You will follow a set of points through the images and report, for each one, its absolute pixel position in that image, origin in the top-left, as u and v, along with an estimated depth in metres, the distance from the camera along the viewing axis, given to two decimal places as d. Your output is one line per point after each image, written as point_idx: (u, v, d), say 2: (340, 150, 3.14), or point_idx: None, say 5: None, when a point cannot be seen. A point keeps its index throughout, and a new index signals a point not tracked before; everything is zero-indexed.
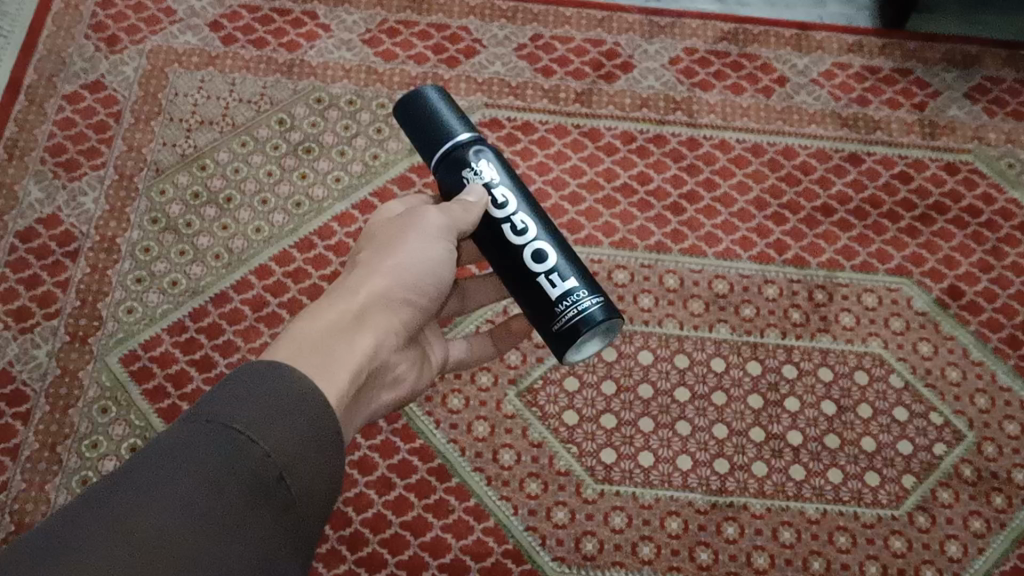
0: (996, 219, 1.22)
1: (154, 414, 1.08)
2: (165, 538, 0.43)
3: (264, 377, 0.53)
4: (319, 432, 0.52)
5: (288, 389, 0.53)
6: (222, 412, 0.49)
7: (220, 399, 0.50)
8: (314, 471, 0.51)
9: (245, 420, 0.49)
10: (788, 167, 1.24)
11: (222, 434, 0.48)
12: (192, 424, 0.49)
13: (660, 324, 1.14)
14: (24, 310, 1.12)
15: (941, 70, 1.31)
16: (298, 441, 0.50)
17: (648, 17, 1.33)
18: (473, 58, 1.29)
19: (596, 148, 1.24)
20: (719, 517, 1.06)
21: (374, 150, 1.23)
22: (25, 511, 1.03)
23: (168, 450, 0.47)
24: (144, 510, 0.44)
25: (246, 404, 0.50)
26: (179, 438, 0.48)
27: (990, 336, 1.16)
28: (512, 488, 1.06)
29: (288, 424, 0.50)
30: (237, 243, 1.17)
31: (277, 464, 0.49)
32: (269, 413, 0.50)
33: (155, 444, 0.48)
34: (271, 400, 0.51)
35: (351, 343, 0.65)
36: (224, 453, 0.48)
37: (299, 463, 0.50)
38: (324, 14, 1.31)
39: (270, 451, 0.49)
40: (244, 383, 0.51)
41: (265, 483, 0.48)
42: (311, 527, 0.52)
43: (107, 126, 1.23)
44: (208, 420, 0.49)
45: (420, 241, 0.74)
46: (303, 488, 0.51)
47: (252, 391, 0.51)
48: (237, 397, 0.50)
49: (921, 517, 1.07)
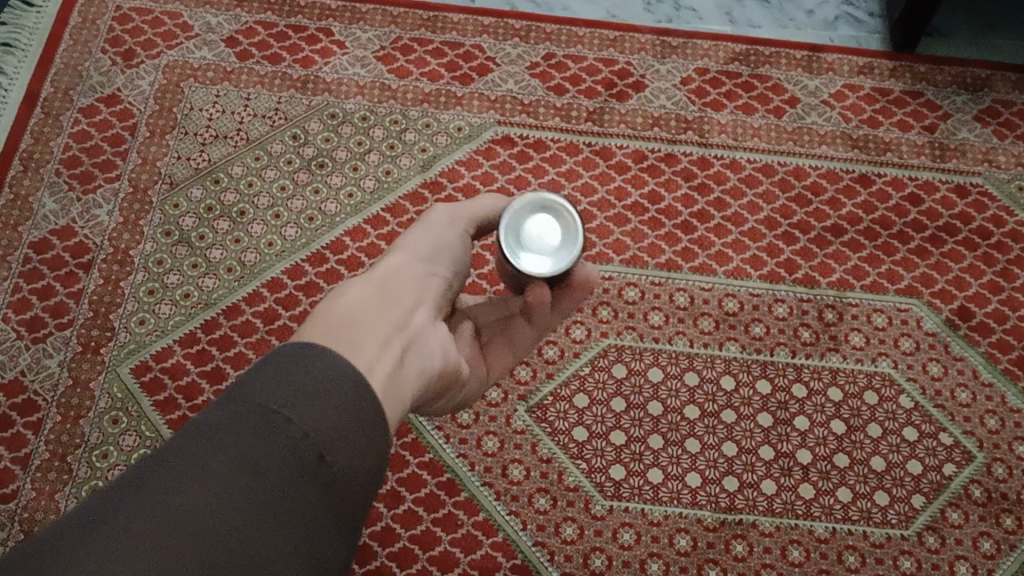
0: (1005, 241, 1.23)
1: (165, 426, 1.09)
2: (200, 516, 0.44)
3: (293, 358, 0.54)
4: (357, 411, 0.53)
5: (323, 369, 0.53)
6: (259, 395, 0.50)
7: (258, 381, 0.51)
8: (355, 452, 0.51)
9: (280, 401, 0.50)
10: (799, 188, 1.25)
11: (258, 414, 0.49)
12: (229, 406, 0.50)
13: (670, 342, 1.15)
14: (37, 320, 1.13)
15: (951, 92, 1.32)
16: (335, 421, 0.51)
17: (660, 37, 1.34)
18: (486, 76, 1.30)
19: (607, 167, 1.25)
20: (728, 535, 1.06)
21: (386, 166, 1.24)
22: (35, 521, 1.04)
23: (205, 433, 0.48)
24: (181, 491, 0.45)
25: (282, 386, 0.51)
26: (217, 420, 0.49)
27: (1000, 358, 1.16)
28: (521, 503, 1.06)
29: (326, 405, 0.51)
30: (250, 256, 1.18)
31: (315, 444, 0.49)
32: (306, 395, 0.51)
33: (194, 426, 0.50)
34: (304, 379, 0.52)
35: (383, 305, 0.68)
36: (261, 434, 0.48)
37: (337, 441, 0.51)
38: (339, 30, 1.32)
39: (307, 429, 0.49)
40: (279, 361, 0.53)
41: (305, 462, 0.49)
42: (356, 510, 0.52)
43: (122, 140, 1.24)
44: (245, 403, 0.50)
45: (436, 233, 0.81)
46: (344, 466, 0.51)
47: (289, 370, 0.52)
48: (270, 379, 0.51)
49: (930, 537, 1.07)
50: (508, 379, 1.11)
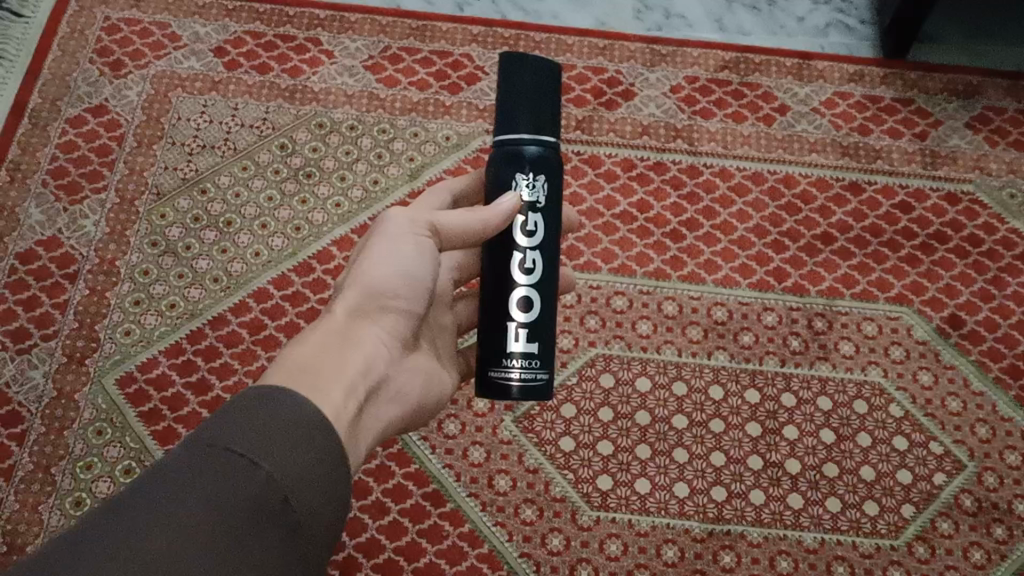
0: (996, 249, 1.22)
1: (149, 437, 1.08)
2: (167, 559, 0.43)
3: (256, 406, 0.52)
4: (320, 455, 0.52)
5: (289, 411, 0.53)
6: (222, 437, 0.49)
7: (219, 426, 0.50)
8: (318, 496, 0.51)
9: (245, 444, 0.49)
10: (789, 196, 1.24)
11: (224, 457, 0.48)
12: (191, 449, 0.49)
13: (658, 351, 1.14)
14: (22, 331, 1.13)
15: (942, 100, 1.31)
16: (299, 465, 0.50)
17: (648, 45, 1.34)
18: (474, 85, 1.30)
19: (596, 176, 1.24)
20: (715, 546, 1.05)
21: (374, 175, 1.24)
22: (18, 532, 1.03)
23: (167, 475, 0.47)
24: (145, 531, 0.44)
25: (247, 429, 0.50)
26: (183, 462, 0.48)
27: (992, 366, 1.15)
28: (507, 514, 1.06)
29: (290, 449, 0.50)
30: (236, 266, 1.17)
31: (281, 486, 0.49)
32: (271, 438, 0.50)
33: (153, 469, 0.48)
34: (269, 422, 0.51)
35: (341, 363, 0.63)
36: (227, 476, 0.47)
37: (302, 486, 0.50)
38: (327, 40, 1.32)
39: (273, 474, 0.49)
40: (240, 407, 0.51)
41: (270, 505, 0.48)
42: (319, 555, 0.52)
43: (109, 150, 1.24)
44: (210, 444, 0.49)
45: (398, 244, 0.71)
46: (308, 512, 0.50)
47: (249, 416, 0.51)
48: (234, 420, 0.50)
49: (920, 548, 1.06)
50: None
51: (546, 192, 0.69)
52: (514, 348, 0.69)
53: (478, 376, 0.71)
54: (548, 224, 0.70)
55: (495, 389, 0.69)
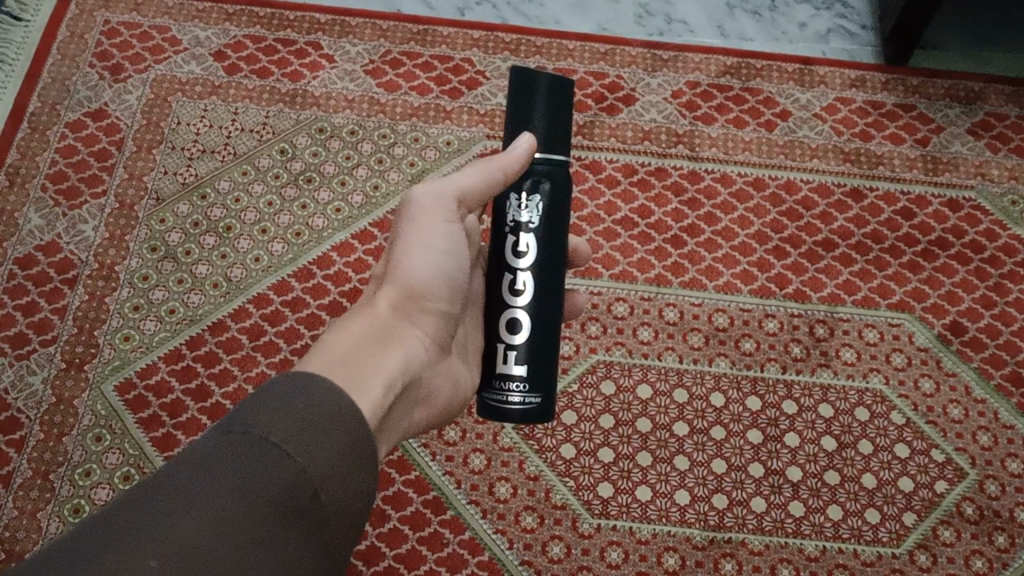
0: (999, 255, 1.22)
1: (148, 443, 1.08)
2: (194, 552, 0.42)
3: (294, 395, 0.51)
4: (353, 447, 0.51)
5: (324, 403, 0.51)
6: (259, 423, 0.48)
7: (256, 411, 0.49)
8: (348, 489, 0.50)
9: (281, 433, 0.48)
10: (790, 202, 1.24)
11: (259, 445, 0.48)
12: (227, 434, 0.48)
13: (659, 358, 1.14)
14: (21, 336, 1.12)
15: (944, 106, 1.31)
16: (332, 458, 0.49)
17: (650, 50, 1.33)
18: (475, 90, 1.29)
19: (597, 181, 1.24)
20: (716, 554, 1.05)
21: (374, 181, 1.23)
22: (16, 539, 1.03)
23: (200, 460, 0.47)
24: (175, 519, 0.43)
25: (282, 418, 0.49)
26: (216, 450, 0.47)
27: (993, 373, 1.15)
28: (508, 521, 1.05)
29: (325, 441, 0.49)
30: (236, 272, 1.17)
31: (312, 480, 0.48)
32: (306, 428, 0.49)
33: (188, 452, 0.48)
34: (304, 412, 0.50)
35: (382, 358, 0.62)
36: (260, 466, 0.47)
37: (333, 480, 0.49)
38: (328, 44, 1.32)
39: (304, 467, 0.48)
40: (279, 393, 0.50)
41: (299, 499, 0.47)
42: (342, 547, 0.51)
43: (108, 154, 1.23)
44: (245, 432, 0.48)
45: (429, 231, 0.70)
46: (335, 506, 0.50)
47: (286, 403, 0.50)
48: (269, 408, 0.49)
49: (921, 556, 1.06)
50: None
51: (542, 211, 0.70)
52: (510, 369, 0.70)
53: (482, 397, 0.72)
54: (539, 245, 0.70)
55: (494, 410, 0.70)
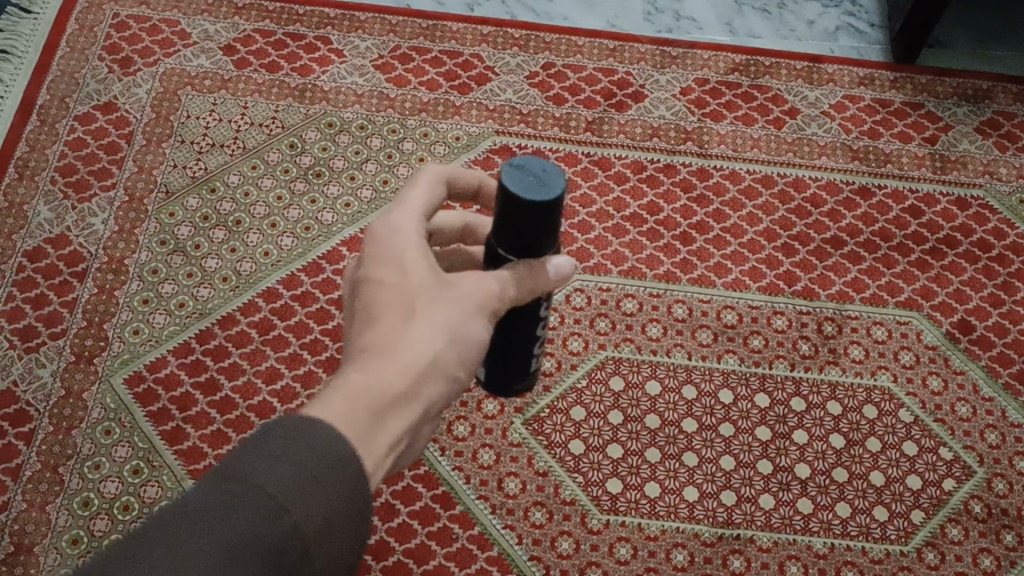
0: (1006, 254, 1.22)
1: (158, 437, 1.07)
2: None
3: (295, 438, 0.48)
4: (353, 494, 0.48)
5: (325, 447, 0.48)
6: (255, 472, 0.46)
7: (252, 457, 0.46)
8: (342, 543, 0.48)
9: (276, 484, 0.45)
10: (799, 200, 1.24)
11: (253, 497, 0.45)
12: (220, 482, 0.45)
13: (668, 354, 1.14)
14: (30, 329, 1.12)
15: (952, 104, 1.31)
16: (328, 510, 0.47)
17: (659, 47, 1.34)
18: (484, 85, 1.30)
19: (606, 177, 1.24)
20: (725, 550, 1.04)
21: (384, 176, 1.23)
22: (25, 532, 1.01)
23: (189, 514, 0.44)
24: None
25: (279, 467, 0.46)
26: (212, 498, 0.44)
27: (1001, 372, 1.15)
28: (517, 517, 1.05)
29: (322, 492, 0.47)
30: (245, 266, 1.17)
31: (305, 535, 0.46)
32: (304, 477, 0.46)
33: (177, 503, 0.45)
34: (308, 462, 0.47)
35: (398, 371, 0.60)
36: (253, 522, 0.44)
37: (326, 534, 0.47)
38: (337, 39, 1.32)
39: (298, 522, 0.45)
40: (279, 436, 0.47)
41: (290, 558, 0.45)
42: None
43: (118, 147, 1.23)
44: (243, 481, 0.45)
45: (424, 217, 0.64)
46: (327, 560, 0.47)
47: (286, 449, 0.47)
48: (272, 455, 0.46)
49: (930, 554, 1.05)
50: None
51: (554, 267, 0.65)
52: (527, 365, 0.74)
53: (492, 380, 0.75)
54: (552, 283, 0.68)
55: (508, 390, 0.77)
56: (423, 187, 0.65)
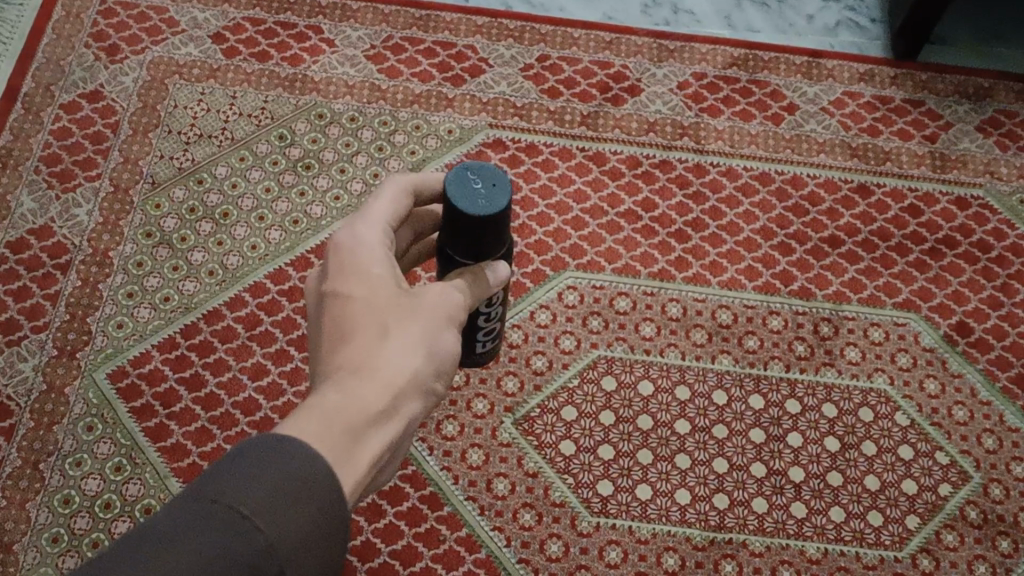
0: (1006, 255, 1.20)
1: (141, 434, 1.05)
2: None
3: (270, 455, 0.46)
4: (331, 514, 0.46)
5: (301, 466, 0.46)
6: (226, 490, 0.43)
7: (225, 475, 0.44)
8: (319, 564, 0.45)
9: (250, 502, 0.43)
10: (796, 198, 1.22)
11: (224, 516, 0.42)
12: (190, 501, 0.43)
13: (661, 354, 1.12)
14: (12, 322, 1.10)
15: (953, 102, 1.29)
16: (305, 529, 0.44)
17: (656, 40, 1.32)
18: (478, 77, 1.27)
19: (601, 173, 1.22)
20: (717, 554, 1.03)
21: (374, 169, 1.21)
22: (5, 530, 0.99)
23: (157, 533, 0.41)
24: None
25: (253, 485, 0.44)
26: (179, 519, 0.42)
27: (999, 375, 1.13)
28: (505, 518, 1.03)
29: (299, 510, 0.44)
30: (232, 260, 1.15)
31: (278, 555, 0.43)
32: (279, 494, 0.44)
33: (145, 525, 0.42)
34: (279, 480, 0.45)
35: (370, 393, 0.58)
36: (224, 541, 0.42)
37: (302, 554, 0.44)
38: (329, 29, 1.30)
39: (272, 541, 0.43)
40: (253, 454, 0.45)
41: None
42: None
43: (104, 137, 1.21)
44: (212, 500, 0.43)
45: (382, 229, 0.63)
46: None
47: (260, 466, 0.45)
48: (247, 473, 0.44)
49: (924, 560, 1.04)
50: (495, 391, 1.09)
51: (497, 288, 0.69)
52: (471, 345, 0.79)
53: None
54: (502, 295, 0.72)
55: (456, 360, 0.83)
56: (390, 194, 0.63)
